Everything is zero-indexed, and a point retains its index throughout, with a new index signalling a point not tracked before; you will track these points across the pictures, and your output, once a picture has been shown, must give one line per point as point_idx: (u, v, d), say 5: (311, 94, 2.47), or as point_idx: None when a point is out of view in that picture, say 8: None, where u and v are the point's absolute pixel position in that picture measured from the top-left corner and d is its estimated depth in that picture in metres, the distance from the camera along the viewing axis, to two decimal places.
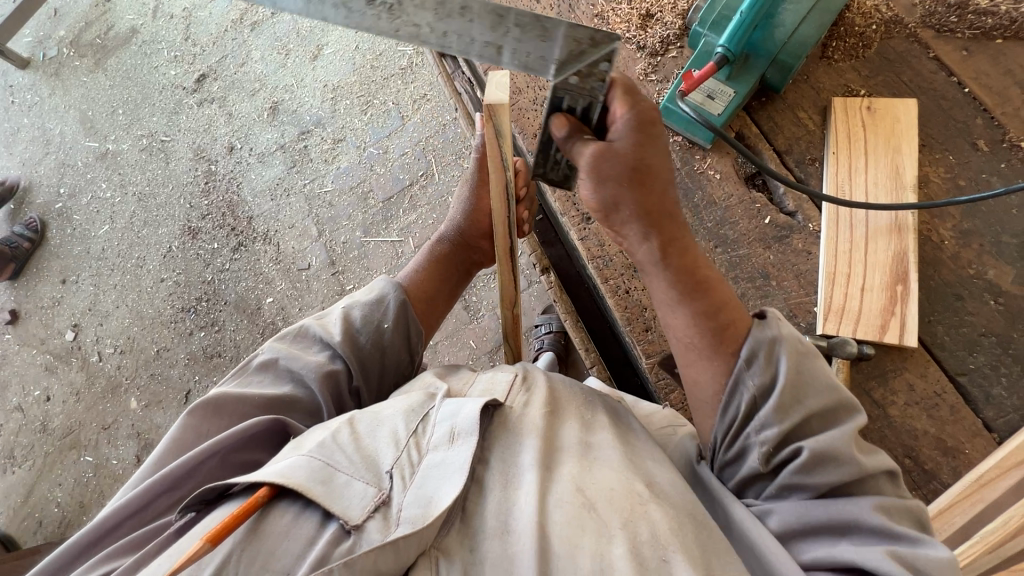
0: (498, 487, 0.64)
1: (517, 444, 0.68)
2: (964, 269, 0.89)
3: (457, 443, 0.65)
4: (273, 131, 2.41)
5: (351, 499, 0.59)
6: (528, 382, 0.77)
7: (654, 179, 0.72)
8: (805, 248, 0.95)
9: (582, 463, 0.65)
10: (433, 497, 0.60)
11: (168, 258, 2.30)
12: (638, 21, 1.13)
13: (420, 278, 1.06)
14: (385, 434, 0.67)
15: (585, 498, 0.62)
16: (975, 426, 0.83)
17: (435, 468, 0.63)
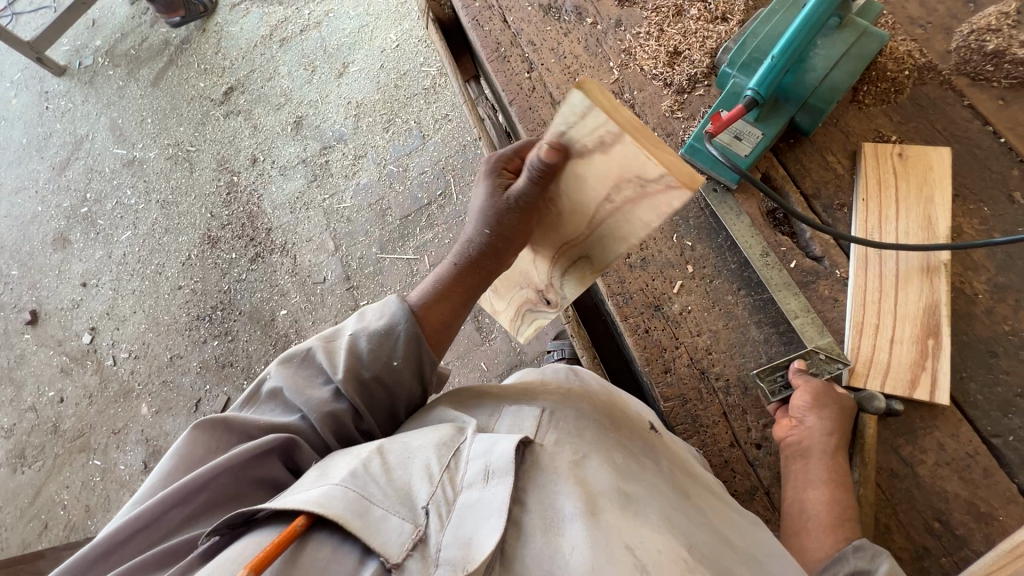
0: (541, 534, 0.61)
1: (553, 487, 0.65)
2: (998, 325, 0.86)
3: (493, 482, 0.62)
4: (296, 145, 2.45)
5: (389, 535, 0.58)
6: (557, 417, 0.74)
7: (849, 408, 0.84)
8: (832, 294, 0.93)
9: (626, 518, 0.62)
10: (472, 539, 0.58)
11: (187, 266, 2.33)
12: (665, 58, 1.14)
13: (437, 293, 0.88)
14: (416, 469, 0.64)
15: (635, 557, 0.58)
16: (1010, 492, 0.79)
17: (472, 506, 0.61)
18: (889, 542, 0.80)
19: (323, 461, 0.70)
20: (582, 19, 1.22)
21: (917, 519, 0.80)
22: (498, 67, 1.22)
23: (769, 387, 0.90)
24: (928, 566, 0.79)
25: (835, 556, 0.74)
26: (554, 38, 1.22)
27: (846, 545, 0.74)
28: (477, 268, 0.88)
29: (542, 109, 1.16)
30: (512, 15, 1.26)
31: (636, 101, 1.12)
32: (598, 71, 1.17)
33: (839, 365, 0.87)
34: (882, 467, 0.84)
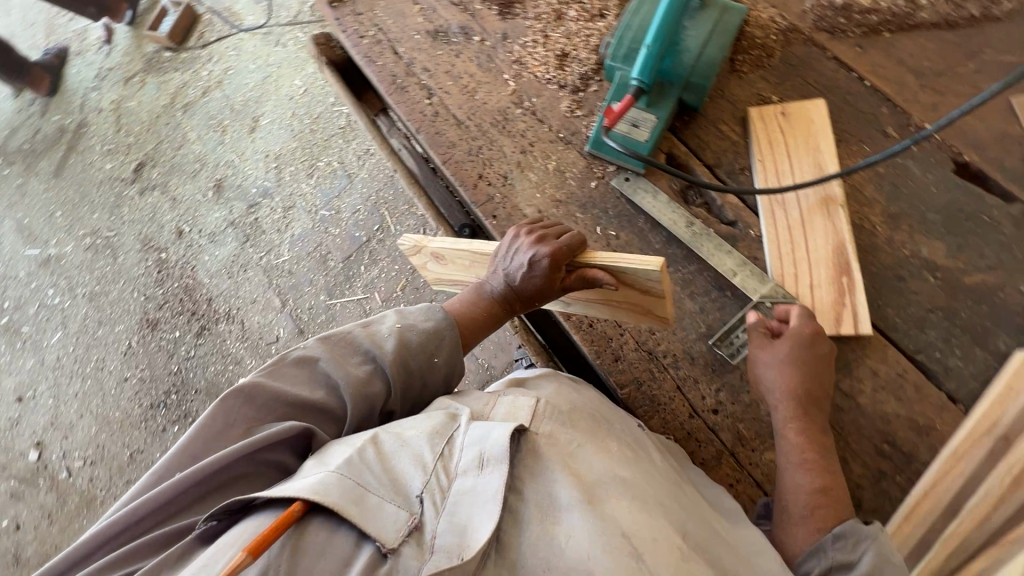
0: (538, 522, 0.61)
1: (550, 475, 0.65)
2: (900, 250, 0.93)
3: (488, 469, 0.62)
4: (220, 208, 2.38)
5: (384, 521, 0.58)
6: (554, 406, 0.74)
7: (820, 368, 0.83)
8: (752, 253, 0.98)
9: (623, 503, 0.63)
10: (468, 526, 0.58)
11: (129, 355, 2.22)
12: (555, 62, 1.18)
13: (472, 308, 0.92)
14: (409, 457, 0.64)
15: (631, 543, 0.59)
16: (942, 401, 0.85)
17: (467, 493, 0.61)
18: (850, 474, 0.84)
19: (325, 446, 0.69)
20: (470, 37, 1.25)
21: (868, 444, 0.85)
22: (398, 98, 1.23)
23: (729, 351, 0.94)
24: (887, 487, 0.83)
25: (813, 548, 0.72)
26: (447, 61, 1.24)
27: (824, 535, 0.73)
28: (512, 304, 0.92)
29: (449, 131, 1.18)
30: (402, 46, 1.28)
31: (537, 107, 1.15)
32: (495, 85, 1.19)
33: (785, 305, 0.91)
34: (828, 404, 0.88)
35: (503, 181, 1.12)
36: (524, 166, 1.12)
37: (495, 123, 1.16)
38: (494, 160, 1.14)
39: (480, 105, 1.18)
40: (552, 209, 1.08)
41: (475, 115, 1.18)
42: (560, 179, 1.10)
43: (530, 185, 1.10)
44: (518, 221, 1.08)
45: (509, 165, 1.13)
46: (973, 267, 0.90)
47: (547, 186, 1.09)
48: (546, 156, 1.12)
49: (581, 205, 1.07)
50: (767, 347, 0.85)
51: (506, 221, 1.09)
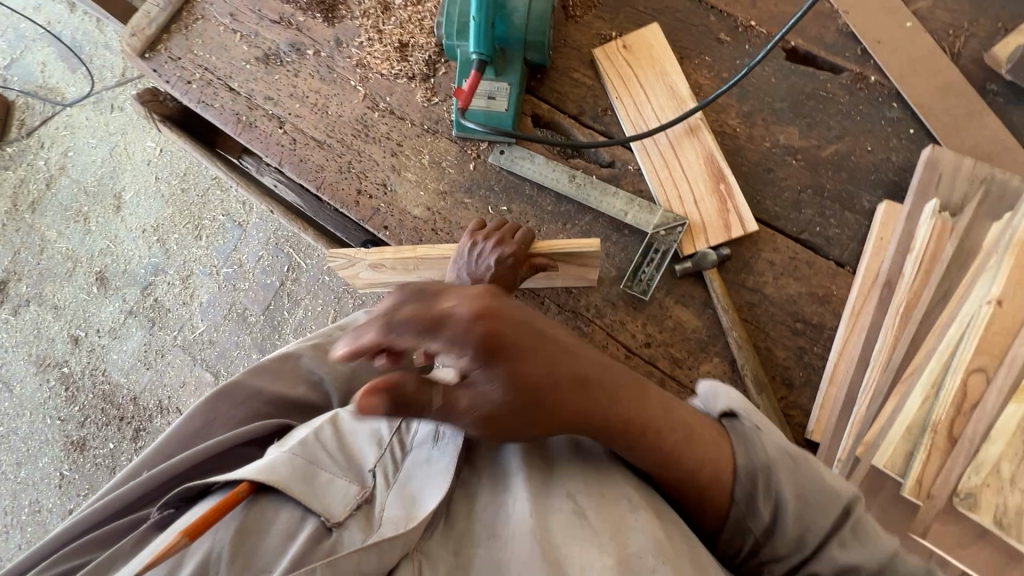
0: (490, 489, 0.62)
1: (504, 449, 0.66)
2: (761, 145, 0.99)
3: (443, 440, 0.63)
4: (112, 302, 2.15)
5: (334, 496, 0.57)
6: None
7: (539, 351, 0.53)
8: (636, 187, 1.01)
9: (581, 460, 0.63)
10: (418, 496, 0.57)
11: (64, 486, 2.02)
12: (396, 55, 1.14)
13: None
14: (368, 438, 0.65)
15: (578, 503, 0.58)
16: (831, 269, 0.93)
17: (420, 466, 0.60)
18: (775, 359, 0.91)
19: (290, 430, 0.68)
20: (304, 53, 1.18)
21: (784, 328, 0.92)
22: (249, 136, 1.16)
23: (640, 288, 0.97)
24: (809, 359, 0.91)
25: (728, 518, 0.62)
26: (287, 84, 1.17)
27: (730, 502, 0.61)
28: None
29: (313, 155, 1.12)
30: (234, 80, 1.19)
31: (393, 105, 1.12)
32: (344, 94, 1.14)
33: (678, 228, 0.94)
34: (740, 304, 0.94)
35: (384, 189, 1.08)
36: (399, 168, 1.09)
37: (357, 133, 1.12)
38: (368, 171, 1.10)
39: (335, 120, 1.13)
40: (439, 203, 1.06)
41: (334, 131, 1.12)
42: (438, 170, 1.08)
43: (411, 185, 1.08)
44: (411, 224, 1.06)
45: (384, 171, 1.09)
46: (825, 141, 0.97)
47: (428, 181, 1.07)
48: (417, 152, 1.09)
49: (467, 190, 1.06)
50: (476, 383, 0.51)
51: (399, 227, 1.06)
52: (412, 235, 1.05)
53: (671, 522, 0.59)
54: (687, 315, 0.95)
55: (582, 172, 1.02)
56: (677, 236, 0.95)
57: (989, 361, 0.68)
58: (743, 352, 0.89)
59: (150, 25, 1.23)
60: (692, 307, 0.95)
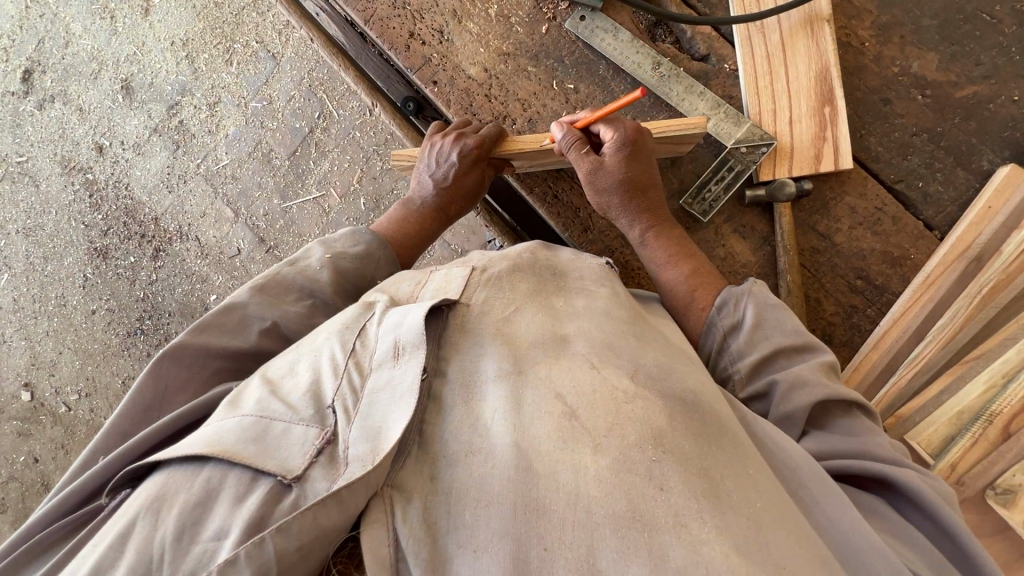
0: (461, 404, 0.51)
1: (478, 351, 0.56)
2: (888, 69, 0.83)
3: (404, 359, 0.52)
4: (137, 115, 2.07)
5: (289, 448, 0.47)
6: (489, 275, 0.64)
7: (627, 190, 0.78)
8: (726, 92, 0.88)
9: (560, 364, 0.53)
10: (383, 426, 0.48)
11: (88, 288, 2.11)
12: None
13: (401, 223, 0.87)
14: (322, 363, 0.55)
15: (565, 404, 0.49)
16: (918, 230, 0.83)
17: (382, 391, 0.51)
18: (822, 313, 0.85)
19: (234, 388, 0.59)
20: None
21: (842, 284, 0.85)
22: None
23: (700, 209, 0.87)
24: (857, 321, 0.84)
25: (706, 327, 0.69)
26: None
27: (711, 309, 0.69)
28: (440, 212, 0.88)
29: None
30: None
31: None
32: None
33: (762, 150, 0.83)
34: (803, 247, 0.86)
35: (439, 37, 0.95)
36: (461, 15, 0.94)
37: None
38: (425, 11, 0.95)
39: None
40: (498, 65, 0.93)
41: None
42: (506, 27, 0.93)
43: (472, 38, 0.94)
44: (463, 84, 0.94)
45: (443, 16, 0.95)
46: (966, 79, 0.81)
47: (490, 38, 0.93)
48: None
49: (533, 56, 0.92)
50: (601, 167, 0.77)
51: (449, 85, 0.94)
52: (462, 97, 0.94)
53: (688, 427, 0.48)
54: (741, 248, 0.87)
55: (668, 61, 0.88)
56: (759, 157, 0.83)
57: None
58: (792, 298, 0.83)
59: None
60: (749, 241, 0.87)
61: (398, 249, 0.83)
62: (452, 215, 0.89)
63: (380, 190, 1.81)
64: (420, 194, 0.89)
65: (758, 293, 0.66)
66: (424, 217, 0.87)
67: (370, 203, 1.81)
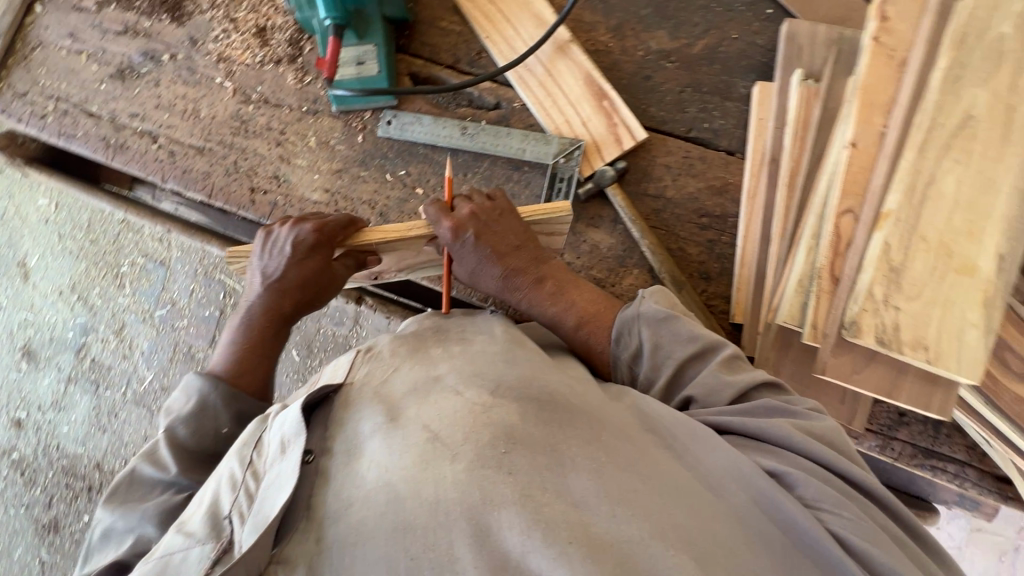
0: (343, 466, 0.56)
1: (358, 416, 0.61)
2: (636, 54, 0.99)
3: (289, 450, 0.58)
4: (47, 374, 2.03)
5: (189, 567, 0.51)
6: (372, 352, 0.70)
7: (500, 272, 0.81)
8: (526, 122, 1.01)
9: (430, 401, 0.60)
10: (269, 512, 0.53)
11: (49, 568, 1.94)
12: (257, 41, 1.07)
13: (241, 338, 0.83)
14: (222, 483, 0.60)
15: (429, 431, 0.56)
16: (723, 159, 0.96)
17: (272, 484, 0.56)
18: (689, 256, 0.94)
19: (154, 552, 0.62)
20: (159, 59, 1.10)
21: (691, 226, 0.95)
22: (123, 158, 1.09)
23: None
24: (720, 249, 0.93)
25: (613, 360, 0.77)
26: (150, 95, 1.10)
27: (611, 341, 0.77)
28: (279, 314, 0.84)
29: (195, 163, 1.07)
30: (93, 104, 1.11)
31: (266, 93, 1.07)
32: (212, 94, 1.08)
33: (576, 152, 0.95)
34: (648, 212, 0.96)
35: (277, 181, 1.05)
36: (288, 157, 1.05)
37: (236, 131, 1.07)
38: (256, 166, 1.05)
39: (210, 122, 1.08)
40: (336, 182, 1.03)
41: (212, 133, 1.07)
42: (329, 150, 1.04)
43: (304, 170, 1.04)
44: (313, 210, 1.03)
45: (274, 163, 1.05)
46: (694, 38, 0.98)
47: (320, 164, 1.04)
48: (302, 135, 1.05)
49: (361, 163, 1.03)
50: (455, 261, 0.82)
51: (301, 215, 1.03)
52: None
53: (541, 418, 0.57)
54: (600, 236, 0.96)
55: (471, 121, 1.01)
56: (577, 159, 0.95)
57: (856, 201, 0.67)
58: (658, 256, 0.92)
59: None
60: (603, 226, 0.97)
61: (236, 375, 0.81)
62: (287, 315, 0.85)
63: None
64: (253, 293, 0.84)
65: (645, 313, 0.73)
66: (258, 329, 0.84)
67: None
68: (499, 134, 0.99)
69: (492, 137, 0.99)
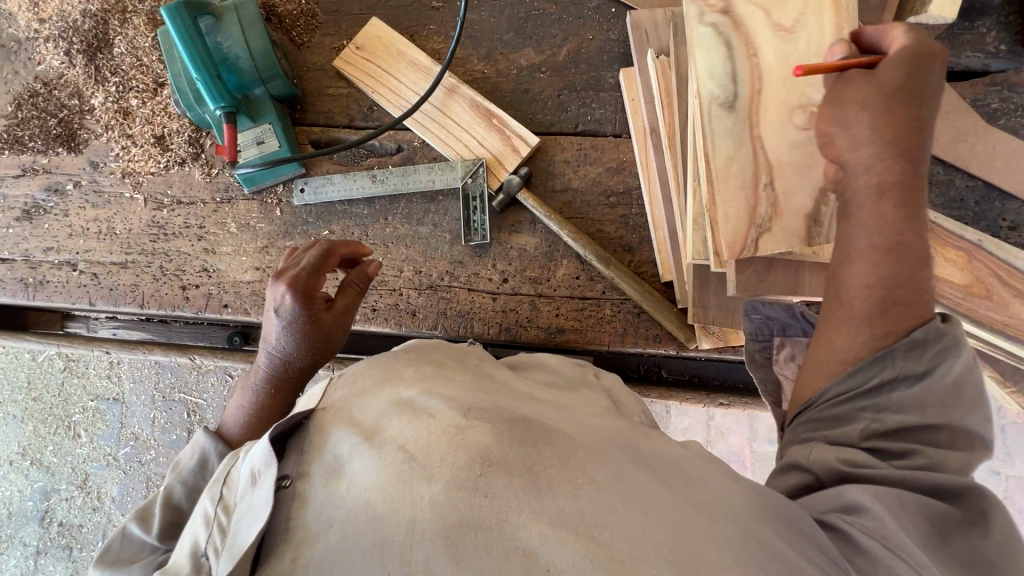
0: (323, 492, 0.53)
1: (332, 441, 0.58)
2: (511, 73, 1.09)
3: (260, 479, 0.56)
4: (15, 551, 1.90)
5: None
6: (346, 375, 0.67)
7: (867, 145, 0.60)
8: (430, 156, 1.07)
9: (404, 418, 0.56)
10: (241, 543, 0.52)
11: None
12: (156, 149, 1.10)
13: (254, 409, 0.87)
14: (198, 524, 0.59)
15: (406, 449, 0.53)
16: (613, 142, 1.04)
17: (244, 512, 0.55)
18: (609, 234, 1.01)
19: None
20: (64, 190, 1.12)
21: (603, 207, 1.02)
22: (46, 294, 1.08)
23: (479, 236, 1.02)
24: (634, 221, 1.01)
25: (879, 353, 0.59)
26: (61, 226, 1.10)
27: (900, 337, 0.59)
28: (288, 382, 0.87)
29: (121, 279, 1.07)
30: (4, 250, 1.11)
31: (178, 194, 1.10)
32: (124, 208, 1.10)
33: (480, 169, 1.02)
34: (560, 206, 1.03)
35: (207, 273, 1.06)
36: (213, 247, 1.07)
37: (155, 237, 1.08)
38: (183, 265, 1.06)
39: (127, 236, 1.09)
40: (265, 258, 1.05)
41: (131, 246, 1.08)
42: (251, 230, 1.07)
43: (231, 256, 1.06)
44: (248, 290, 1.04)
45: (199, 257, 1.06)
46: (557, 47, 1.08)
47: (245, 246, 1.06)
48: (222, 223, 1.08)
49: (285, 234, 1.06)
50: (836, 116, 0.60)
51: (239, 298, 1.04)
52: (255, 298, 1.04)
53: (516, 438, 0.54)
54: (525, 238, 1.02)
55: (379, 169, 1.06)
56: (483, 176, 1.02)
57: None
58: (580, 240, 0.97)
59: None
60: (525, 229, 1.02)
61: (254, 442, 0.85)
62: (298, 379, 0.88)
63: None
64: (265, 367, 0.87)
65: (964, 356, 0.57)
66: (271, 393, 0.87)
67: None
68: (406, 172, 1.05)
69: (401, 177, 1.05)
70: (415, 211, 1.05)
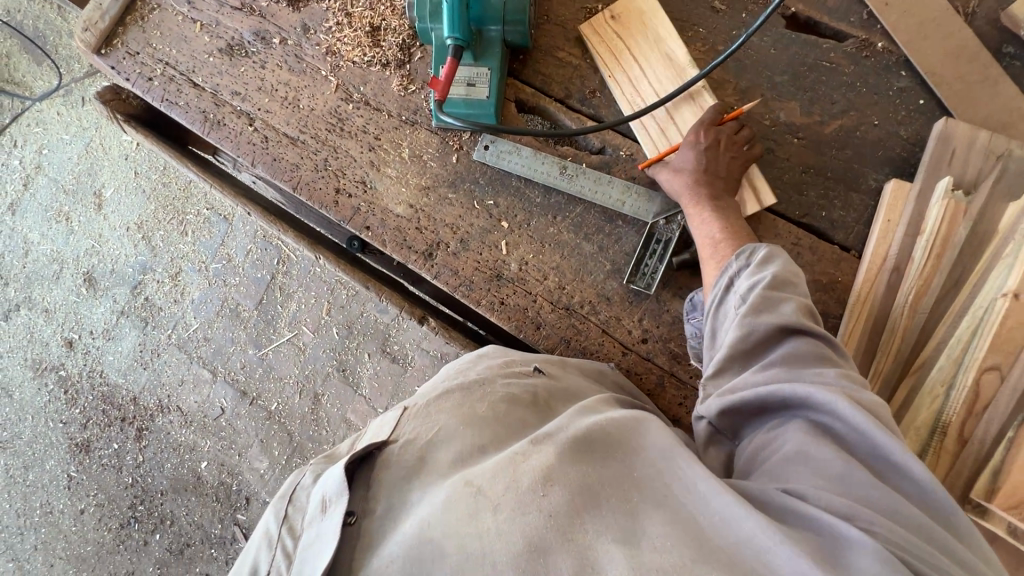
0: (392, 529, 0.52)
1: (403, 483, 0.56)
2: (762, 122, 0.92)
3: (329, 510, 0.54)
4: (103, 302, 2.10)
5: None
6: (416, 408, 0.66)
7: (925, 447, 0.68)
8: (628, 174, 0.95)
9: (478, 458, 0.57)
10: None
11: (74, 487, 2.03)
12: (367, 40, 1.05)
13: None
14: (261, 540, 0.58)
15: (473, 483, 0.53)
16: (836, 254, 0.87)
17: (311, 547, 0.53)
18: None
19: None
20: (269, 41, 1.09)
21: None
22: (218, 134, 1.09)
23: (644, 283, 0.91)
24: None
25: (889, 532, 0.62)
26: (254, 76, 1.09)
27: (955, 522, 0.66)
28: None
29: (286, 153, 1.06)
30: (199, 74, 1.11)
31: (368, 95, 1.05)
32: (315, 85, 1.07)
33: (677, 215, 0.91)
34: None
35: (364, 186, 1.03)
36: (379, 163, 1.03)
37: (332, 127, 1.05)
38: (345, 167, 1.04)
39: (308, 113, 1.06)
40: (422, 199, 1.00)
41: (307, 125, 1.06)
42: (420, 164, 1.01)
43: (392, 180, 1.02)
44: (394, 223, 1.01)
45: (363, 167, 1.03)
46: (828, 116, 0.90)
47: (409, 177, 1.01)
48: (397, 145, 1.02)
49: (450, 184, 1.00)
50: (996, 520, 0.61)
51: (382, 227, 1.01)
52: (396, 234, 1.00)
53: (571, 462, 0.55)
54: (685, 308, 0.91)
55: (571, 163, 0.96)
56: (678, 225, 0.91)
57: (1003, 358, 0.70)
58: None
59: (103, 18, 1.14)
60: None
61: None
62: None
63: (350, 316, 1.84)
64: None
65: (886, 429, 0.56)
66: None
67: (344, 331, 1.83)
68: (600, 180, 0.95)
69: (592, 185, 0.95)
70: (587, 224, 0.95)
